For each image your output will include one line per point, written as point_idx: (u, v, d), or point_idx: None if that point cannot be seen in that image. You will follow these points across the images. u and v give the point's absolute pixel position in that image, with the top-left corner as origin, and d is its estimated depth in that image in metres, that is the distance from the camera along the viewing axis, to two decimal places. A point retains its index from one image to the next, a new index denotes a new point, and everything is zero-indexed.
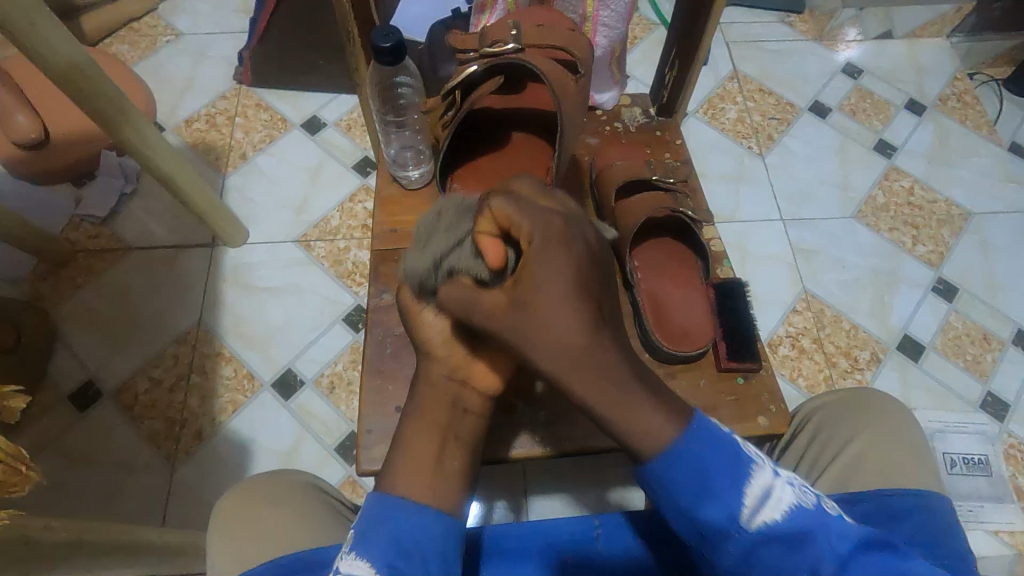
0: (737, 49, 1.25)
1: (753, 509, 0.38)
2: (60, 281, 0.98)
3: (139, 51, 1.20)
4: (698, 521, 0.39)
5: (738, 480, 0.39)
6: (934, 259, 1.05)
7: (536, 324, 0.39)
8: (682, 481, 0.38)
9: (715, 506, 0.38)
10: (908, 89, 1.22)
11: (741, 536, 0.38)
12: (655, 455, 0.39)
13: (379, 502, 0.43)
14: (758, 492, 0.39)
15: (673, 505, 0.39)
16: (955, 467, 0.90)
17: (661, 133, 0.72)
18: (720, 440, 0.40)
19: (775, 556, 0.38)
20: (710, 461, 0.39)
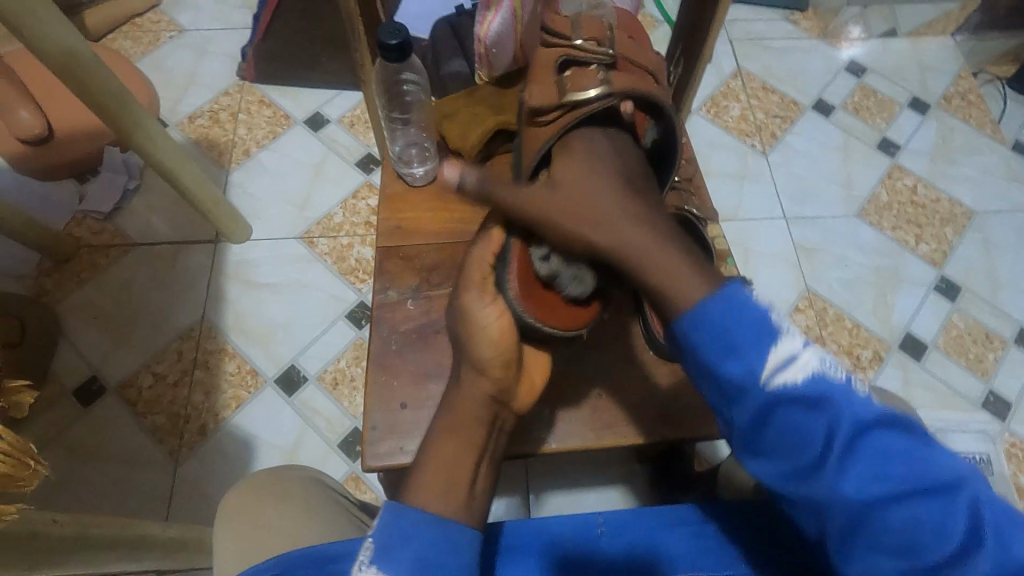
0: (741, 47, 1.25)
1: (775, 369, 0.36)
2: (64, 277, 0.98)
3: (142, 47, 1.20)
4: (709, 363, 0.37)
5: (766, 342, 0.36)
6: (937, 258, 1.05)
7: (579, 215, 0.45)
8: (707, 333, 0.37)
9: (735, 360, 0.36)
10: (912, 88, 1.22)
11: (759, 393, 0.36)
12: (684, 311, 0.38)
13: (397, 514, 0.41)
14: (783, 355, 0.36)
15: (697, 353, 0.38)
16: None
17: None
18: (753, 308, 0.37)
19: (792, 412, 0.36)
20: (734, 324, 0.36)
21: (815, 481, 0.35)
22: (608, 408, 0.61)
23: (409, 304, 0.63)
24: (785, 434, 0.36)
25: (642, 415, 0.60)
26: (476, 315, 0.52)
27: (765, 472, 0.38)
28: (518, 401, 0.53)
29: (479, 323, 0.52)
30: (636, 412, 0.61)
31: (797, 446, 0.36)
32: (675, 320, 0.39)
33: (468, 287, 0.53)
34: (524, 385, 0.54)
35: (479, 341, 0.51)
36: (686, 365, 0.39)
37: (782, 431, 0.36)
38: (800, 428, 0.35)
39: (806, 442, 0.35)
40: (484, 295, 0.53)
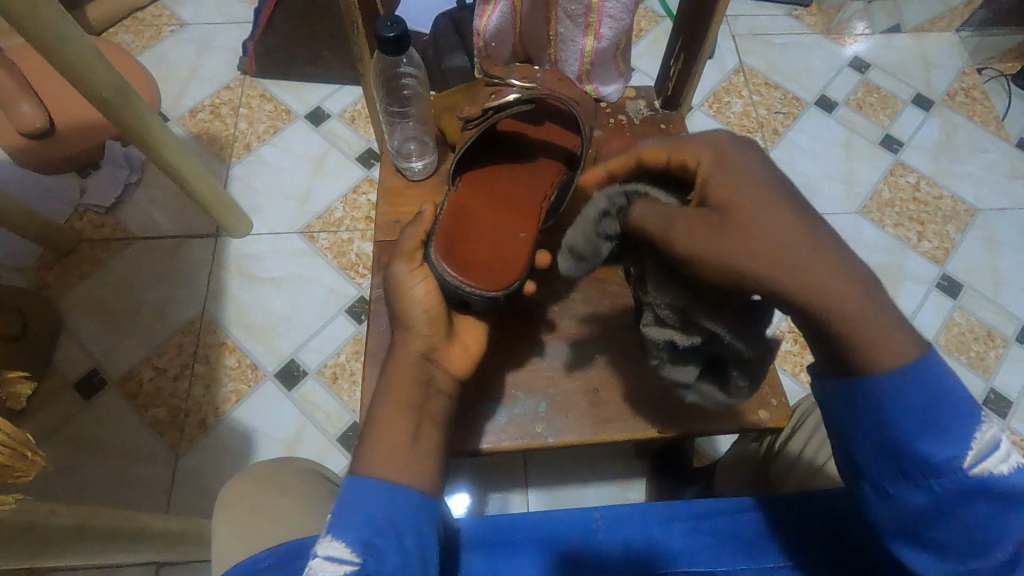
0: (743, 42, 1.24)
1: (978, 458, 0.34)
2: (66, 269, 0.98)
3: (143, 41, 1.19)
4: (904, 441, 0.34)
5: (971, 423, 0.34)
6: (939, 255, 1.05)
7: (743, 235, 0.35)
8: (908, 415, 0.34)
9: (939, 440, 0.34)
10: (915, 84, 1.21)
11: (945, 477, 0.34)
12: (879, 378, 0.34)
13: (355, 484, 0.43)
14: (983, 444, 0.34)
15: (886, 436, 0.34)
16: None
17: (665, 126, 0.72)
18: (959, 394, 0.34)
19: (982, 508, 0.34)
20: (943, 403, 0.34)
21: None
22: None
23: None
24: (970, 528, 0.34)
25: None
26: (408, 288, 0.52)
27: (879, 503, 0.36)
28: (454, 365, 0.52)
29: (411, 293, 0.52)
30: None
31: (982, 544, 0.34)
32: (869, 376, 0.34)
33: (400, 259, 0.54)
34: (455, 348, 0.53)
35: (412, 306, 0.51)
36: (854, 423, 0.36)
37: (940, 524, 0.35)
38: (980, 521, 0.34)
39: (994, 537, 0.34)
40: (414, 267, 0.54)
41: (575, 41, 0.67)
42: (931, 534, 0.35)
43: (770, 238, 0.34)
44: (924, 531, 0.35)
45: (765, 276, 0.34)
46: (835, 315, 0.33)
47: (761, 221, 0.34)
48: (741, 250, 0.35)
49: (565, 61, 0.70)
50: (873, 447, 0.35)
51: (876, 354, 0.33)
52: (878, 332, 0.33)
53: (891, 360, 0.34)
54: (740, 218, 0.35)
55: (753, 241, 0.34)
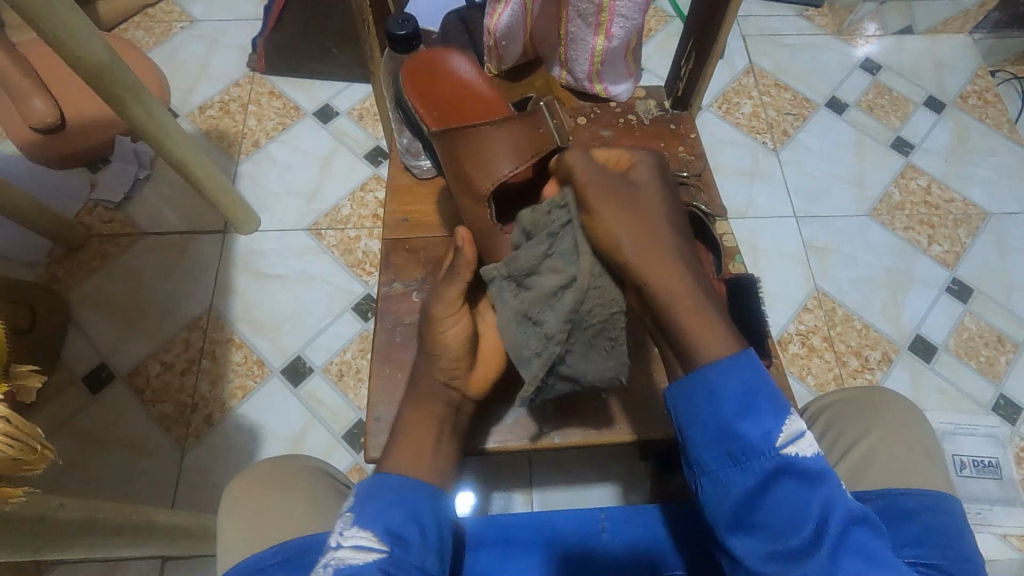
0: (754, 43, 1.23)
1: (788, 440, 0.40)
2: (76, 264, 0.99)
3: (154, 37, 1.20)
4: (726, 421, 0.41)
5: (781, 414, 0.41)
6: (950, 259, 1.04)
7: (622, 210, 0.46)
8: (733, 401, 0.41)
9: (754, 423, 0.41)
10: (927, 87, 1.20)
11: (764, 458, 0.40)
12: (714, 364, 0.42)
13: (380, 482, 0.46)
14: (792, 430, 0.41)
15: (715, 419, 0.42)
16: (965, 469, 0.89)
17: (675, 127, 0.71)
18: (768, 387, 0.42)
19: (789, 487, 0.40)
20: (764, 394, 0.42)
21: (808, 561, 0.38)
22: (612, 404, 0.61)
23: (414, 296, 0.63)
24: (780, 508, 0.40)
25: (648, 412, 0.60)
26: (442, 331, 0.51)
27: (712, 490, 0.42)
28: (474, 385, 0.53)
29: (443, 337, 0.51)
30: (640, 408, 0.60)
31: (793, 524, 0.39)
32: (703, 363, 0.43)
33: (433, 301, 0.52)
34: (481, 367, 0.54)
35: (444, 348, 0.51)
36: (694, 413, 0.43)
37: (760, 506, 0.40)
38: (792, 497, 0.39)
39: (803, 516, 0.39)
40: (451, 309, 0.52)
41: (585, 41, 0.67)
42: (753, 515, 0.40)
43: (639, 222, 0.46)
44: (746, 514, 0.40)
45: (634, 248, 0.45)
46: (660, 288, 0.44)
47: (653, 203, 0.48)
48: (629, 226, 0.45)
49: (575, 61, 0.69)
50: (705, 433, 0.42)
51: (704, 339, 0.43)
52: (708, 335, 0.43)
53: (720, 350, 0.43)
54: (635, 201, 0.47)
55: (637, 224, 0.45)
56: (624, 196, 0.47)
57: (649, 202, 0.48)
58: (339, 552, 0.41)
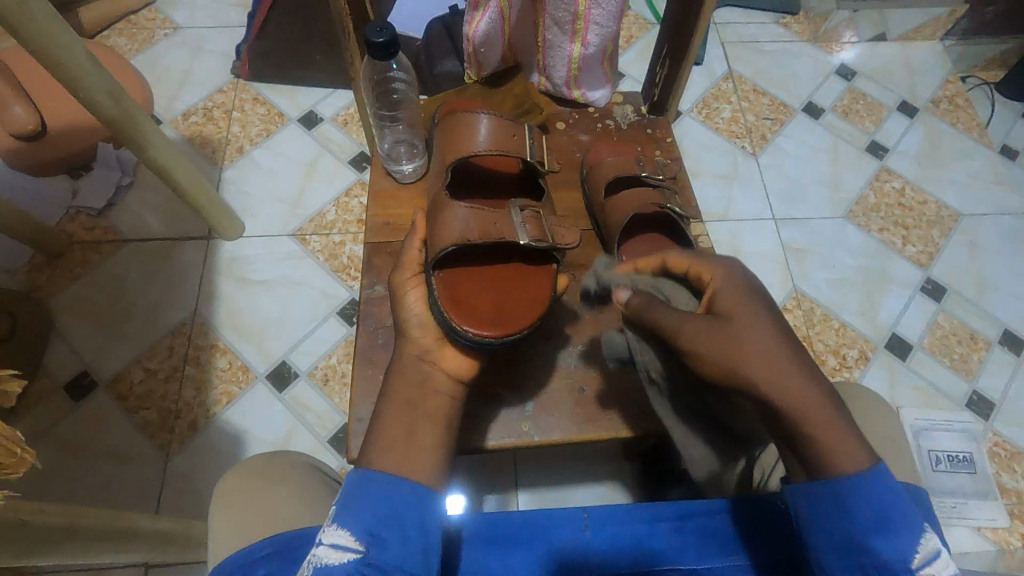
0: (732, 49, 1.26)
1: (921, 560, 0.37)
2: (57, 272, 0.98)
3: (136, 44, 1.20)
4: (852, 509, 0.38)
5: (915, 528, 0.38)
6: (924, 259, 1.07)
7: (734, 344, 0.42)
8: (869, 517, 0.38)
9: (884, 540, 0.38)
10: (900, 92, 1.23)
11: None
12: (848, 479, 0.39)
13: (360, 478, 0.43)
14: (926, 550, 0.38)
15: (849, 516, 0.38)
16: (939, 464, 0.91)
17: (652, 131, 0.73)
18: (896, 492, 0.39)
19: None
20: (900, 507, 0.38)
21: None
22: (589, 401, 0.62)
23: None
24: None
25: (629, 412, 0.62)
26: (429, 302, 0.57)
27: None
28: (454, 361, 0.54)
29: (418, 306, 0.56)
30: (620, 407, 0.62)
31: None
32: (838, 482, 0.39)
33: (399, 268, 0.59)
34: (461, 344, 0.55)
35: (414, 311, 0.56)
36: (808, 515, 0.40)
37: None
38: None
39: None
40: (412, 276, 0.58)
41: (562, 47, 0.68)
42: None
43: (758, 342, 0.41)
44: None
45: (723, 361, 0.42)
46: (767, 393, 0.40)
47: (752, 325, 0.42)
48: (765, 338, 0.42)
49: (553, 67, 0.71)
50: (831, 542, 0.39)
51: (832, 445, 0.39)
52: (845, 445, 0.39)
53: (857, 462, 0.39)
54: (730, 315, 0.43)
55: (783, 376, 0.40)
56: (708, 334, 0.43)
57: (753, 319, 0.42)
58: (317, 550, 0.39)
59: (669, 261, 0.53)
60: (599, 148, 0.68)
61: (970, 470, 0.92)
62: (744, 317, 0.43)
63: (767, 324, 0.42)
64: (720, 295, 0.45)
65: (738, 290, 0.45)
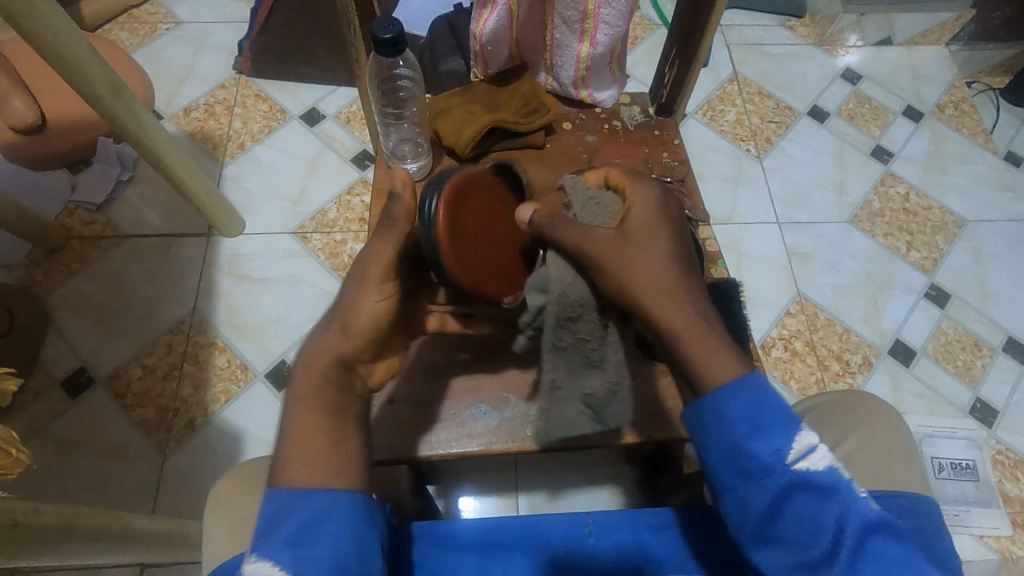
0: (738, 51, 1.25)
1: (797, 457, 0.40)
2: (55, 267, 0.97)
3: (138, 38, 1.19)
4: (727, 416, 0.41)
5: (790, 430, 0.41)
6: (928, 265, 1.06)
7: (637, 253, 0.45)
8: (742, 418, 0.41)
9: (765, 442, 0.40)
10: (906, 97, 1.23)
11: (780, 474, 0.40)
12: (721, 389, 0.42)
13: (273, 498, 0.43)
14: (802, 448, 0.40)
15: (727, 430, 0.41)
16: (942, 471, 0.91)
17: (659, 133, 0.72)
18: (771, 401, 0.41)
19: (802, 502, 0.40)
20: (772, 411, 0.41)
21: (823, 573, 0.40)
22: None
23: None
24: (797, 525, 0.40)
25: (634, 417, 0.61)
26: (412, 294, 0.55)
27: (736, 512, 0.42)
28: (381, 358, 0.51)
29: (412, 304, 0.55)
30: None
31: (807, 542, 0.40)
32: (706, 386, 0.43)
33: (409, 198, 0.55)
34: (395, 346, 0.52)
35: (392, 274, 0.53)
36: (706, 434, 0.42)
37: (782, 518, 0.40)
38: (810, 511, 0.40)
39: (818, 532, 0.40)
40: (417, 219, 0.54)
41: (570, 47, 0.68)
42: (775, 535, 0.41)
43: (650, 255, 0.45)
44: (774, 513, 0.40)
45: (616, 261, 0.45)
46: (655, 305, 0.44)
47: (652, 251, 0.46)
48: (665, 255, 0.46)
49: (561, 66, 0.70)
50: (727, 458, 0.41)
51: (705, 359, 0.43)
52: (717, 357, 0.43)
53: (730, 371, 0.43)
54: (635, 232, 0.47)
55: (662, 289, 0.44)
56: (616, 246, 0.46)
57: (654, 241, 0.46)
58: None
59: (609, 176, 0.53)
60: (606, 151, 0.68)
61: (972, 478, 0.91)
62: (647, 239, 0.47)
63: (654, 240, 0.47)
64: (636, 206, 0.49)
65: (654, 215, 0.48)
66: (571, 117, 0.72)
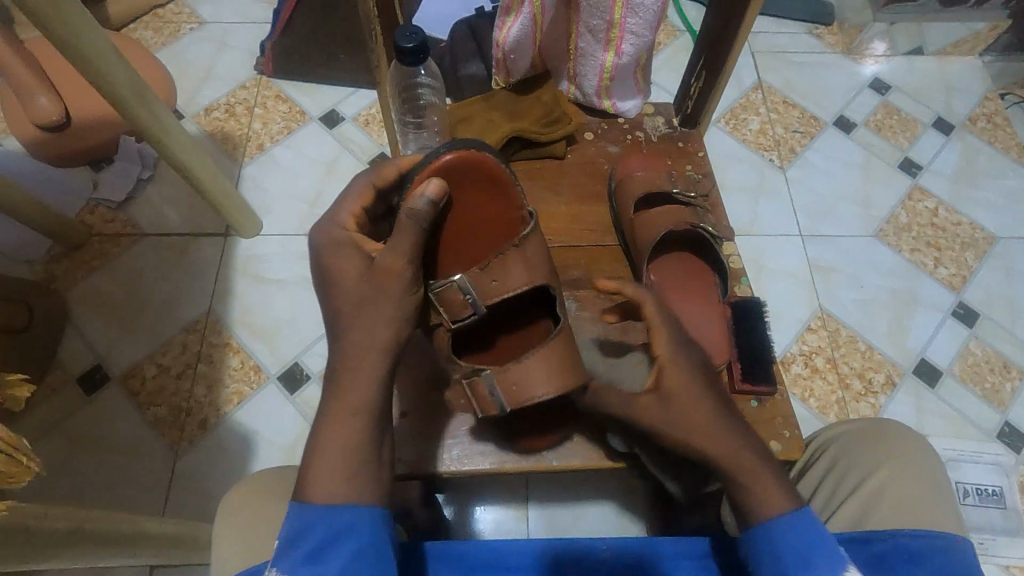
0: (763, 59, 1.23)
1: None
2: (74, 264, 0.98)
3: (162, 38, 1.20)
4: (779, 549, 0.42)
5: (835, 564, 0.40)
6: (956, 283, 1.03)
7: (669, 409, 0.48)
8: (793, 552, 0.41)
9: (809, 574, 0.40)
10: (936, 108, 1.19)
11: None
12: (774, 521, 0.43)
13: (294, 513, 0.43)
14: None
15: (776, 560, 0.42)
16: (968, 497, 0.88)
17: (683, 145, 0.72)
18: (820, 532, 0.42)
19: None
20: (821, 545, 0.41)
21: None
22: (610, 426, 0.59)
23: None
24: None
25: None
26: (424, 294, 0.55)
27: None
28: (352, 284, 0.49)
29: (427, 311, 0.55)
30: None
31: None
32: (767, 523, 0.43)
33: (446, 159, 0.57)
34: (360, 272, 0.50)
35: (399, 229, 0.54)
36: (756, 557, 0.43)
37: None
38: None
39: None
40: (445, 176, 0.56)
41: (595, 56, 0.66)
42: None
43: (680, 406, 0.48)
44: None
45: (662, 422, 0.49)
46: (707, 454, 0.47)
47: (689, 401, 0.49)
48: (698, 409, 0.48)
49: (584, 75, 0.69)
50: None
51: (762, 494, 0.44)
52: (772, 494, 0.44)
53: (779, 505, 0.44)
54: (670, 391, 0.49)
55: (684, 411, 0.48)
56: (659, 411, 0.49)
57: (687, 392, 0.49)
58: None
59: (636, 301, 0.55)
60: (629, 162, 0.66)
61: (999, 505, 0.88)
62: (683, 394, 0.49)
63: (687, 392, 0.49)
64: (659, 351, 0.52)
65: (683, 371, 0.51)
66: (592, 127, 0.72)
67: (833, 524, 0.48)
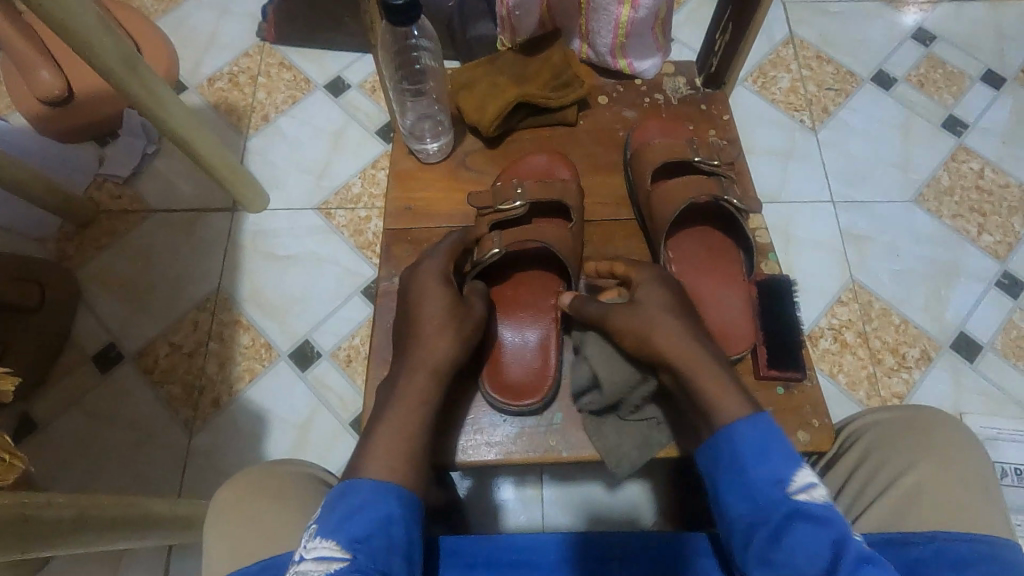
0: (795, 10, 1.14)
1: (801, 487, 0.41)
2: (84, 242, 0.98)
3: (162, 4, 1.16)
4: (734, 446, 0.44)
5: (791, 462, 0.43)
6: (1001, 250, 0.96)
7: (650, 311, 0.52)
8: (749, 449, 0.44)
9: (764, 467, 0.43)
10: (986, 60, 1.10)
11: (777, 507, 0.41)
12: (732, 424, 0.45)
13: (347, 488, 0.43)
14: (803, 480, 0.42)
15: (731, 455, 0.44)
16: (1006, 477, 0.84)
17: (706, 108, 0.67)
18: (778, 439, 0.44)
19: (803, 529, 0.39)
20: (775, 446, 0.44)
21: None
22: None
23: None
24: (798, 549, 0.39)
25: None
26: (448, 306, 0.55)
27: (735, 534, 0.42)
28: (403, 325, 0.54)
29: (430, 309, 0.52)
30: None
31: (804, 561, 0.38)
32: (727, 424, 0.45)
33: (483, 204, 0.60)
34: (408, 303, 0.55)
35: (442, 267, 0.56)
36: (711, 459, 0.46)
37: (774, 546, 0.40)
38: (807, 537, 0.39)
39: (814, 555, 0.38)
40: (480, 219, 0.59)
41: (608, 10, 0.62)
42: (755, 541, 0.41)
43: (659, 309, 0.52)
44: (768, 550, 0.40)
45: (649, 328, 0.51)
46: (666, 347, 0.50)
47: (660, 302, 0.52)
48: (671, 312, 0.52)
49: (597, 34, 0.64)
50: (726, 477, 0.44)
51: (719, 399, 0.47)
52: (725, 394, 0.47)
53: (735, 410, 0.46)
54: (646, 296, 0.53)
55: (664, 320, 0.51)
56: (636, 312, 0.52)
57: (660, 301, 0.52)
58: (301, 565, 0.39)
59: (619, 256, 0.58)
60: (649, 133, 0.62)
61: None
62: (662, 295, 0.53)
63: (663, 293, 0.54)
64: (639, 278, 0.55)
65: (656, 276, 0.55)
66: (608, 90, 0.68)
67: (865, 522, 0.46)
